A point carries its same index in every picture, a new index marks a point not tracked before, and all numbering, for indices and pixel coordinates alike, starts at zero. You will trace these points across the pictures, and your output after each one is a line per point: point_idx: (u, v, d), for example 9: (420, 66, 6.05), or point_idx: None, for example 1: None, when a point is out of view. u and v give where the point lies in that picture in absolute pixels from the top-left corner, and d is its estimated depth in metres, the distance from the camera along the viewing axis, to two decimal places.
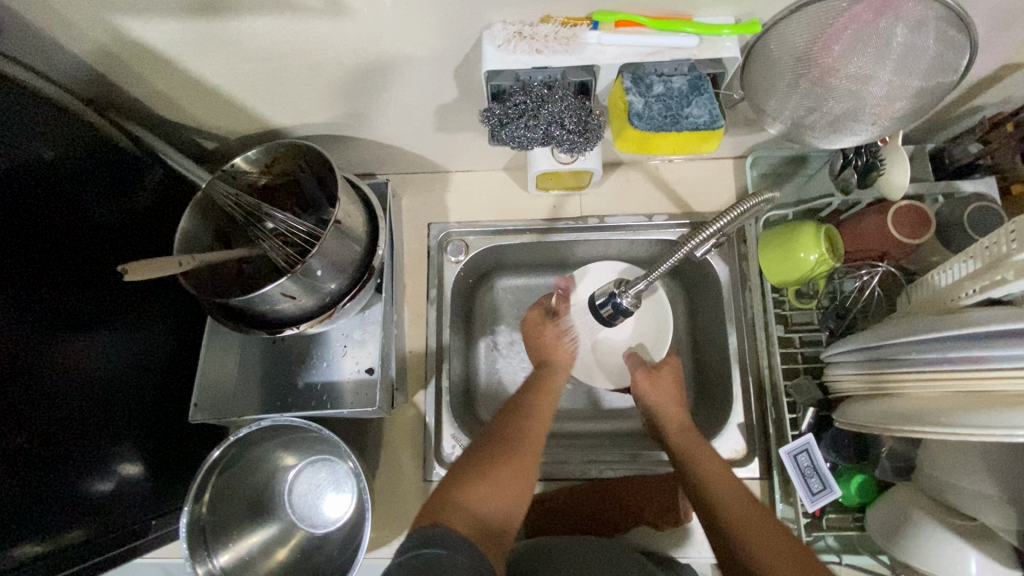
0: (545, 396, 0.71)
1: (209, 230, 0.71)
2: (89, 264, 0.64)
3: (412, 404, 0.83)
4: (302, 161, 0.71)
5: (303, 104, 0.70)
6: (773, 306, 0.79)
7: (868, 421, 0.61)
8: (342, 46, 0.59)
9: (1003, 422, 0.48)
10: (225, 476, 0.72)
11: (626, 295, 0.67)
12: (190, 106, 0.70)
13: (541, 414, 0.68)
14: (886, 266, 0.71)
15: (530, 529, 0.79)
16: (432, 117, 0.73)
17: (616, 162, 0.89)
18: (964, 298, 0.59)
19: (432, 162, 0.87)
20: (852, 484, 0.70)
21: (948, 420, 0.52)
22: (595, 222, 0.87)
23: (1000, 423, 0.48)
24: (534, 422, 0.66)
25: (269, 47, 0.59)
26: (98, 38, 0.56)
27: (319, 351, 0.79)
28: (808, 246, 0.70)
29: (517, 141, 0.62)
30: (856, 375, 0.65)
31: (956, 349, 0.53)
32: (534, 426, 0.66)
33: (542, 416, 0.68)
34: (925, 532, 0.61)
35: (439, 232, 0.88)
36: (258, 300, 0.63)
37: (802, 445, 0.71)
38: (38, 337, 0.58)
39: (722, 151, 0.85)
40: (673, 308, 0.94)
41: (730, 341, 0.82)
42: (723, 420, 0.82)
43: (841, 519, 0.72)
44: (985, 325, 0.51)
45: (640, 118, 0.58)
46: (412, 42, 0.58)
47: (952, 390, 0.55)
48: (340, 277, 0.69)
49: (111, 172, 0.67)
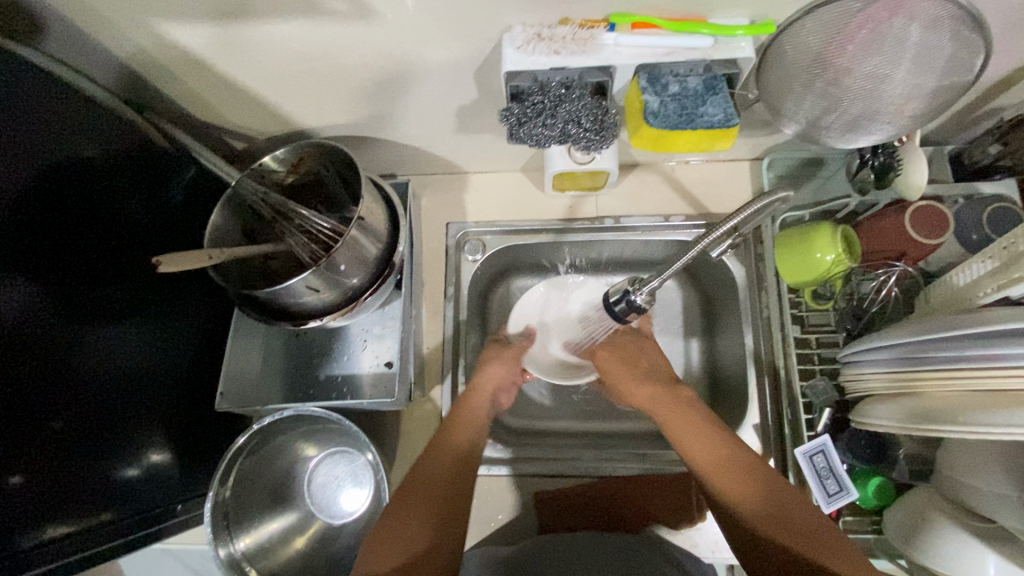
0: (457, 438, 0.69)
1: (237, 227, 0.74)
2: (124, 258, 0.68)
3: (429, 399, 0.84)
4: (325, 161, 0.74)
5: (328, 105, 0.72)
6: (788, 306, 0.78)
7: (890, 421, 0.61)
8: (366, 49, 0.61)
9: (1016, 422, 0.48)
10: (248, 463, 0.74)
11: (639, 293, 0.65)
12: (221, 107, 0.72)
13: (457, 442, 0.68)
14: (903, 265, 0.70)
15: (543, 525, 0.79)
16: (452, 118, 0.75)
17: (632, 163, 0.90)
18: (982, 298, 0.58)
19: (451, 163, 0.89)
20: (868, 487, 0.70)
21: (964, 418, 0.52)
22: (610, 222, 0.87)
23: (1011, 423, 0.48)
24: (459, 466, 0.66)
25: (295, 49, 0.61)
26: (141, 42, 0.60)
27: (340, 345, 0.81)
28: (824, 246, 0.71)
29: (535, 140, 0.63)
30: (876, 375, 0.65)
31: (971, 347, 0.54)
32: (457, 470, 0.65)
33: (451, 454, 0.67)
34: (940, 534, 0.60)
35: (457, 231, 0.90)
36: (283, 293, 0.66)
37: (817, 447, 0.71)
38: (70, 327, 0.61)
39: (739, 152, 0.86)
40: (688, 311, 0.95)
41: (745, 341, 0.82)
42: (738, 422, 0.81)
43: (857, 522, 0.71)
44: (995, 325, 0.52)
45: (655, 116, 0.57)
46: (433, 45, 0.60)
47: (967, 389, 0.55)
48: (363, 272, 0.72)
49: (147, 170, 0.70)
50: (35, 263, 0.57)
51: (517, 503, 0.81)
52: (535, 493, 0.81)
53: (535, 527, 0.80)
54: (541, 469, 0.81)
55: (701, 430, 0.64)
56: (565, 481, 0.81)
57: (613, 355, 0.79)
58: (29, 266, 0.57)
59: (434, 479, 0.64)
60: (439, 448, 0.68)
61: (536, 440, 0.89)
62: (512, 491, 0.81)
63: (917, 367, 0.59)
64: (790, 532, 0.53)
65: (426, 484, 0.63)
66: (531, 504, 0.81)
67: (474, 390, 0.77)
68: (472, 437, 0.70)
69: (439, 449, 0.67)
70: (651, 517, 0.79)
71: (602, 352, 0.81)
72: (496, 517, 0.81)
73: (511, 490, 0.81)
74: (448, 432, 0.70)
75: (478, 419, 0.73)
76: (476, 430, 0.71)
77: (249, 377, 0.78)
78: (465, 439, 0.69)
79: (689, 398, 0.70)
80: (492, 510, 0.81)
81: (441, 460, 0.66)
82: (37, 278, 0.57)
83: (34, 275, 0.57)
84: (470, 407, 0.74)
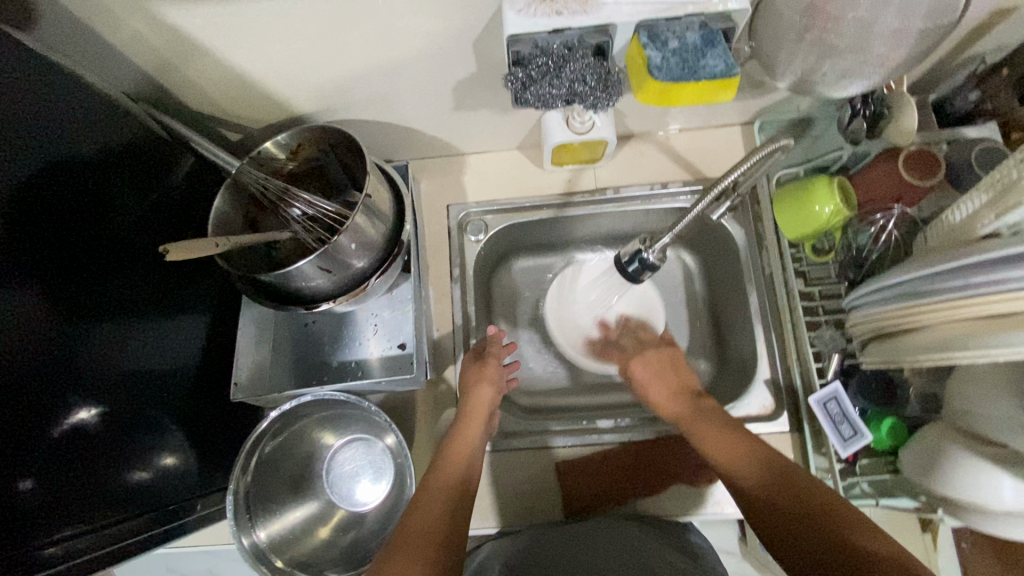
0: (455, 467, 0.68)
1: (239, 215, 0.74)
2: (131, 256, 0.67)
3: (443, 380, 0.84)
4: (327, 146, 0.74)
5: (325, 89, 0.72)
6: (790, 262, 0.79)
7: (900, 356, 0.63)
8: (366, 24, 0.61)
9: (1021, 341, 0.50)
10: (268, 449, 0.74)
11: (652, 250, 0.67)
12: (217, 95, 0.72)
13: (447, 482, 0.65)
14: (901, 208, 0.71)
15: (566, 495, 0.79)
16: (450, 95, 0.75)
17: (627, 135, 0.91)
18: (980, 230, 0.60)
19: (448, 144, 0.89)
20: (883, 427, 0.71)
21: (970, 343, 0.55)
22: (610, 193, 0.88)
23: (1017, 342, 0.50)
24: (450, 506, 0.62)
25: (293, 27, 0.61)
26: (136, 27, 0.59)
27: (349, 332, 0.80)
28: (823, 198, 0.72)
29: (542, 101, 0.64)
30: (877, 315, 0.67)
31: (972, 276, 0.56)
32: (449, 511, 0.61)
33: (445, 494, 0.63)
34: (954, 461, 0.62)
35: (458, 213, 0.90)
36: (293, 275, 0.65)
37: (831, 393, 0.72)
38: (74, 322, 0.60)
39: (731, 117, 0.87)
40: (689, 279, 0.97)
41: (750, 301, 0.84)
42: (749, 379, 0.83)
43: (873, 465, 0.73)
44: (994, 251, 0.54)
45: (659, 70, 0.58)
46: (433, 16, 0.60)
47: (968, 318, 0.57)
48: (367, 255, 0.71)
49: (146, 162, 0.69)
50: (40, 265, 0.56)
51: (538, 478, 0.80)
52: (554, 463, 0.81)
53: (560, 509, 0.79)
54: (560, 441, 0.81)
55: (718, 439, 0.65)
56: (585, 450, 0.81)
57: (649, 366, 0.79)
58: (29, 261, 0.55)
59: (430, 513, 0.61)
60: (431, 487, 0.64)
61: (551, 414, 0.90)
62: (533, 467, 0.81)
63: (915, 303, 0.61)
64: (811, 519, 0.53)
65: (419, 521, 0.59)
66: (553, 477, 0.80)
67: (467, 418, 0.74)
68: (466, 472, 0.68)
69: (429, 491, 0.64)
70: (674, 480, 0.79)
71: (637, 365, 0.80)
72: (522, 491, 0.80)
73: (532, 465, 0.81)
74: (441, 470, 0.67)
75: (472, 451, 0.71)
76: (472, 465, 0.69)
77: (259, 368, 0.77)
78: (455, 475, 0.67)
79: (710, 407, 0.70)
80: (515, 487, 0.80)
81: (433, 498, 0.63)
82: (41, 280, 0.57)
83: (35, 270, 0.56)
84: (461, 440, 0.71)
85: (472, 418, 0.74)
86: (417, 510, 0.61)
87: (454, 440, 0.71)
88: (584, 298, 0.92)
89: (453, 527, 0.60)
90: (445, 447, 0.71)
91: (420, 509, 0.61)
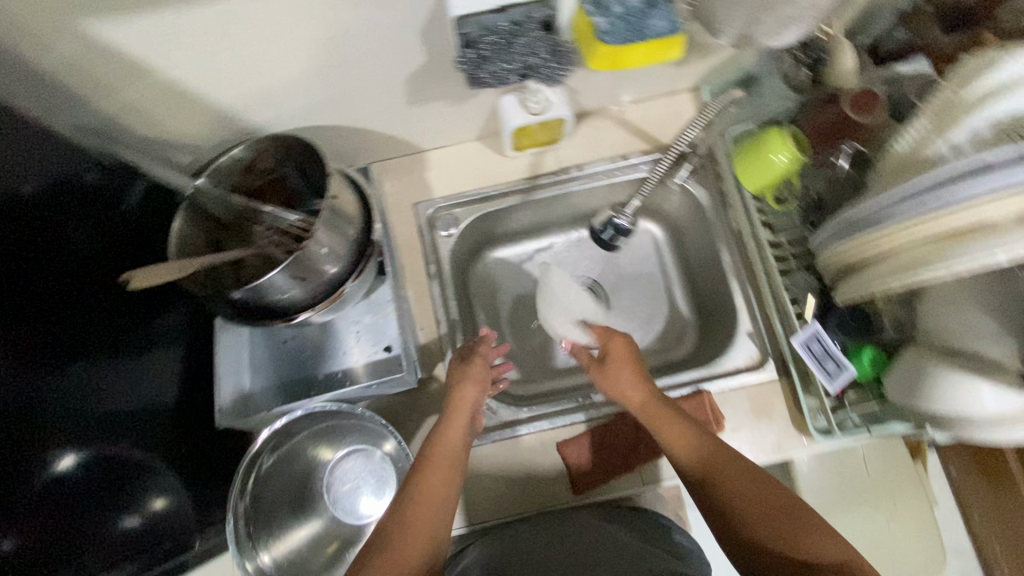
0: (443, 472, 0.64)
1: (200, 236, 0.71)
2: (94, 297, 0.66)
3: (434, 378, 0.81)
4: (283, 155, 0.72)
5: (274, 97, 0.70)
6: (756, 215, 0.81)
7: (877, 284, 0.65)
8: (310, 22, 0.60)
9: (1000, 246, 0.54)
10: (268, 464, 0.73)
11: (623, 214, 0.81)
12: (159, 116, 0.69)
13: (431, 496, 0.61)
14: (848, 147, 0.73)
15: (570, 472, 0.78)
16: (403, 89, 0.74)
17: (583, 113, 0.92)
18: (929, 153, 0.63)
19: (406, 142, 0.87)
20: (864, 357, 0.74)
21: (944, 260, 0.57)
22: (574, 171, 0.90)
23: (998, 248, 0.54)
24: (434, 521, 0.60)
25: (234, 34, 0.59)
26: (65, 50, 0.56)
27: (331, 343, 0.77)
28: (777, 147, 0.75)
29: (498, 79, 0.65)
30: (848, 248, 0.68)
31: (935, 194, 0.58)
32: (435, 528, 0.59)
33: (432, 507, 0.60)
34: (937, 377, 0.64)
35: (426, 209, 0.88)
36: (266, 288, 0.63)
37: (812, 334, 0.74)
38: (40, 371, 0.60)
39: (682, 83, 0.89)
40: (661, 247, 0.98)
41: (723, 257, 0.86)
42: (732, 333, 0.85)
43: (860, 397, 0.75)
44: (965, 166, 0.56)
45: (608, 35, 0.59)
46: (377, 6, 0.59)
47: (939, 235, 0.59)
48: (340, 261, 0.69)
49: (97, 194, 0.67)
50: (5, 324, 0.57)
51: (543, 462, 0.79)
52: (557, 442, 0.80)
53: (568, 488, 0.78)
54: (560, 421, 0.81)
55: (682, 437, 0.64)
56: (586, 424, 0.81)
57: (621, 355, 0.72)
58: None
59: (417, 532, 0.58)
60: (412, 500, 0.60)
61: (546, 398, 0.90)
62: (535, 452, 0.80)
63: (883, 229, 0.63)
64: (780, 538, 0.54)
65: (403, 538, 0.57)
66: (557, 459, 0.79)
67: (449, 419, 0.69)
68: (450, 478, 0.64)
69: (415, 502, 0.60)
70: None
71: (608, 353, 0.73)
72: (530, 477, 0.79)
73: (535, 450, 0.80)
74: (423, 479, 0.62)
75: (458, 454, 0.66)
76: (455, 472, 0.65)
77: (242, 390, 0.74)
78: (441, 485, 0.62)
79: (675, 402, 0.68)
80: (521, 474, 0.79)
81: (415, 508, 0.60)
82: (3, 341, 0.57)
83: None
84: (448, 443, 0.66)
85: (455, 426, 0.68)
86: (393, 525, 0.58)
87: (438, 440, 0.66)
88: (562, 299, 0.88)
89: (431, 547, 0.58)
90: (430, 447, 0.66)
91: (402, 524, 0.58)
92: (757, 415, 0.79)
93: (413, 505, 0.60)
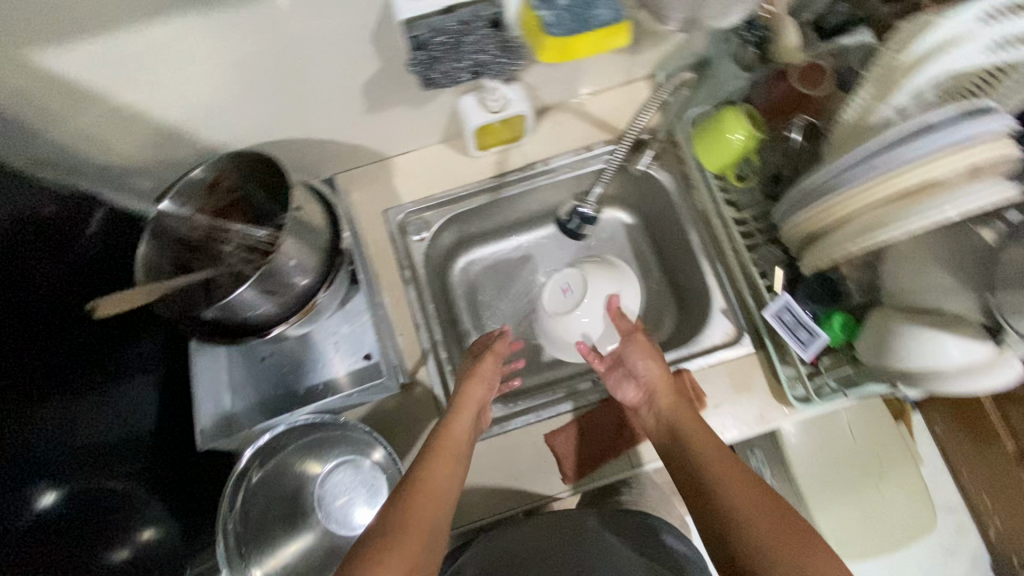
0: (448, 464, 0.64)
1: (167, 259, 0.71)
2: (66, 328, 0.66)
3: (418, 382, 0.81)
4: (245, 172, 0.72)
5: (231, 115, 0.70)
6: (719, 195, 0.82)
7: (837, 251, 0.67)
8: (259, 35, 0.60)
9: (950, 202, 0.57)
10: (256, 478, 0.73)
11: (588, 203, 0.84)
12: (115, 142, 0.68)
13: (433, 486, 0.61)
14: (803, 118, 0.75)
15: (560, 464, 0.78)
16: (361, 97, 0.74)
17: (543, 108, 0.93)
18: (874, 118, 0.65)
19: (370, 150, 0.87)
20: (835, 324, 0.74)
21: (897, 219, 0.60)
22: (540, 166, 0.91)
23: (947, 203, 0.57)
24: (436, 510, 0.60)
25: (183, 53, 0.59)
26: (12, 83, 0.56)
27: (310, 355, 0.77)
28: (733, 126, 0.77)
29: (449, 79, 0.65)
30: (804, 219, 0.70)
31: (882, 157, 0.61)
32: (435, 516, 0.59)
33: (435, 495, 0.61)
34: (905, 336, 0.66)
35: (396, 215, 0.88)
36: (237, 305, 0.64)
37: (782, 305, 0.75)
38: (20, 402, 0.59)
39: (638, 71, 0.91)
40: (632, 235, 1.00)
41: (691, 238, 0.88)
42: (707, 312, 0.86)
43: (835, 362, 0.77)
44: (911, 126, 0.59)
45: (554, 27, 0.60)
46: (325, 15, 0.60)
47: (889, 197, 0.61)
48: (310, 271, 0.69)
49: (57, 226, 0.67)
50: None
51: (533, 455, 0.79)
52: (545, 436, 0.80)
53: (559, 478, 0.78)
54: (546, 413, 0.81)
55: (698, 439, 0.66)
56: (572, 413, 0.82)
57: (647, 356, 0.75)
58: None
59: (416, 519, 0.57)
60: (413, 487, 0.60)
61: (532, 392, 0.90)
62: (523, 447, 0.80)
63: (836, 196, 0.65)
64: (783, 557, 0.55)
65: (407, 522, 0.56)
66: (547, 451, 0.79)
67: (454, 413, 0.70)
68: (453, 473, 0.64)
69: (416, 489, 0.60)
70: None
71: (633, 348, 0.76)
72: (521, 472, 0.79)
73: (524, 445, 0.80)
74: (425, 468, 0.63)
75: (461, 449, 0.67)
76: (460, 466, 0.66)
77: (223, 410, 0.74)
78: (445, 476, 0.63)
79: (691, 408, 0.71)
80: (512, 469, 0.79)
81: (418, 493, 0.60)
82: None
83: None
84: (453, 436, 0.68)
85: (462, 421, 0.70)
86: (392, 509, 0.58)
87: (443, 434, 0.67)
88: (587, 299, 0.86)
89: (430, 540, 0.57)
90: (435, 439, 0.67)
91: (403, 509, 0.58)
92: (738, 390, 0.80)
93: (415, 490, 0.60)
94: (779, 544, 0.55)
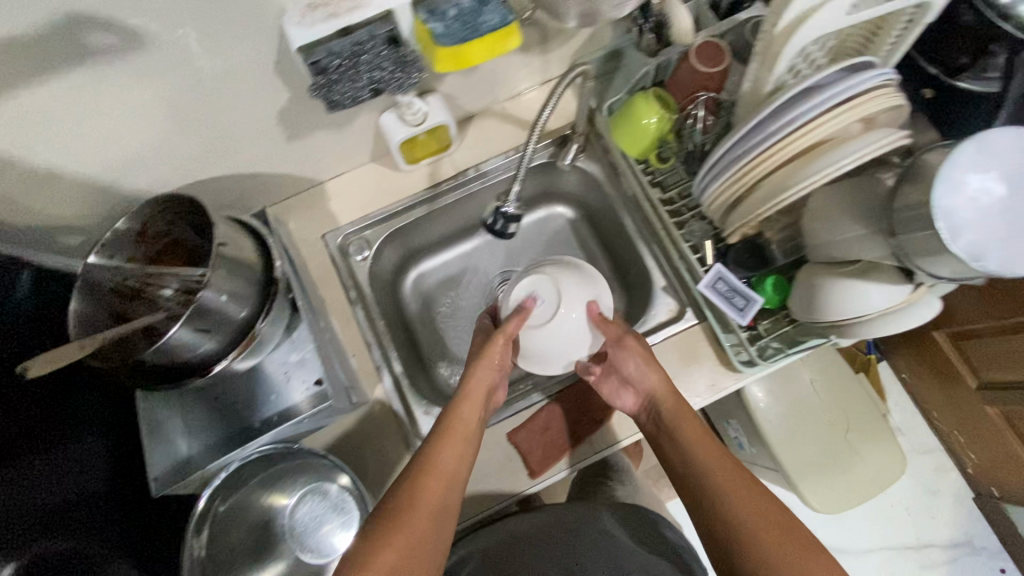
0: (455, 448, 0.67)
1: (103, 311, 0.70)
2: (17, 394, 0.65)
3: (376, 400, 0.81)
4: (171, 214, 0.72)
5: (151, 161, 0.71)
6: (644, 177, 0.85)
7: (753, 215, 0.68)
8: (161, 82, 0.61)
9: (846, 154, 0.59)
10: (222, 510, 0.73)
11: (508, 203, 0.84)
12: (34, 203, 0.68)
13: (441, 469, 0.64)
14: (707, 95, 0.79)
15: (526, 460, 0.79)
16: (279, 128, 0.75)
17: (467, 116, 0.94)
18: (767, 88, 0.69)
19: (301, 177, 0.88)
20: (768, 287, 0.78)
21: (801, 176, 0.62)
22: (472, 172, 0.92)
23: (845, 156, 0.60)
24: (443, 492, 0.63)
25: (88, 108, 0.60)
26: None
27: (263, 388, 0.77)
28: (647, 112, 0.79)
29: (350, 99, 0.66)
30: (719, 189, 0.71)
31: (778, 120, 0.63)
32: (442, 502, 0.62)
33: (441, 478, 0.64)
34: (830, 289, 0.68)
35: (335, 239, 0.89)
36: (176, 347, 0.63)
37: (715, 276, 0.78)
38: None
39: (554, 70, 0.93)
40: (574, 227, 1.03)
41: (627, 224, 0.92)
42: (650, 291, 0.89)
43: (773, 323, 0.80)
44: (799, 88, 0.62)
45: (445, 36, 0.63)
46: (223, 53, 0.61)
47: (791, 156, 0.64)
48: (247, 302, 0.69)
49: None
50: None
51: (497, 455, 0.80)
52: (506, 434, 0.81)
53: (526, 474, 0.79)
54: (506, 412, 0.82)
55: (694, 431, 0.70)
56: (531, 408, 0.82)
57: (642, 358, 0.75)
58: None
59: (424, 501, 0.61)
60: (419, 471, 0.64)
61: None
62: (487, 448, 0.80)
63: (744, 162, 0.67)
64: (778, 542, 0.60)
65: (416, 504, 0.61)
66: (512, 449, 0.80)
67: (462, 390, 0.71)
68: (464, 452, 0.67)
69: (424, 472, 0.63)
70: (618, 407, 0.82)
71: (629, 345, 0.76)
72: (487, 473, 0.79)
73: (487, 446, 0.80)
74: (431, 451, 0.65)
75: (470, 427, 0.69)
76: (470, 445, 0.68)
77: (177, 456, 0.73)
78: (452, 459, 0.66)
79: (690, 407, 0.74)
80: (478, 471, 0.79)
81: (428, 473, 0.63)
82: None
83: None
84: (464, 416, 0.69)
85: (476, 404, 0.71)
86: (399, 492, 0.62)
87: (450, 414, 0.69)
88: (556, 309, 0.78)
89: (441, 526, 0.61)
90: (444, 420, 0.68)
91: (411, 493, 0.62)
92: (686, 362, 0.82)
93: (420, 473, 0.63)
94: (772, 537, 0.60)
